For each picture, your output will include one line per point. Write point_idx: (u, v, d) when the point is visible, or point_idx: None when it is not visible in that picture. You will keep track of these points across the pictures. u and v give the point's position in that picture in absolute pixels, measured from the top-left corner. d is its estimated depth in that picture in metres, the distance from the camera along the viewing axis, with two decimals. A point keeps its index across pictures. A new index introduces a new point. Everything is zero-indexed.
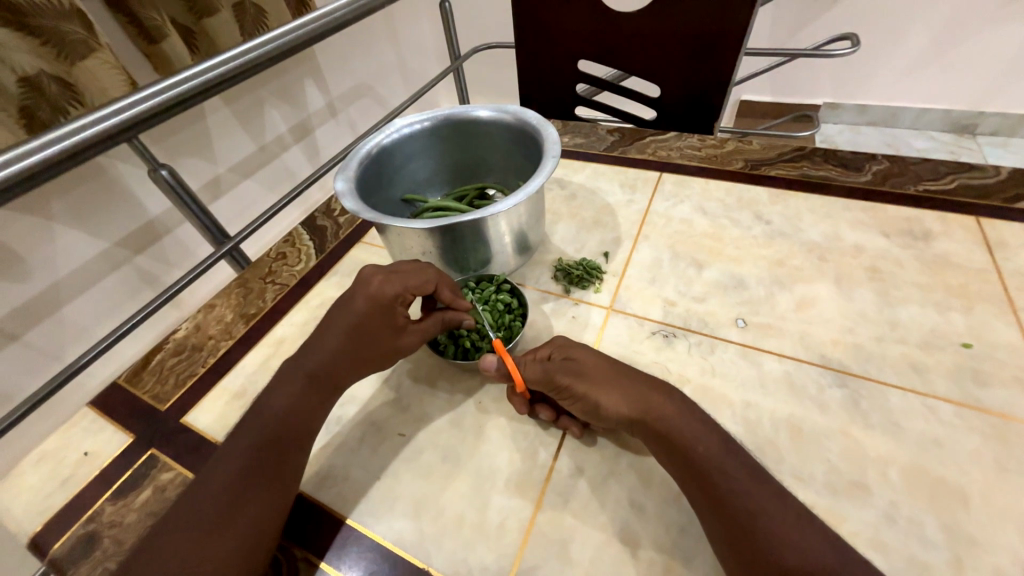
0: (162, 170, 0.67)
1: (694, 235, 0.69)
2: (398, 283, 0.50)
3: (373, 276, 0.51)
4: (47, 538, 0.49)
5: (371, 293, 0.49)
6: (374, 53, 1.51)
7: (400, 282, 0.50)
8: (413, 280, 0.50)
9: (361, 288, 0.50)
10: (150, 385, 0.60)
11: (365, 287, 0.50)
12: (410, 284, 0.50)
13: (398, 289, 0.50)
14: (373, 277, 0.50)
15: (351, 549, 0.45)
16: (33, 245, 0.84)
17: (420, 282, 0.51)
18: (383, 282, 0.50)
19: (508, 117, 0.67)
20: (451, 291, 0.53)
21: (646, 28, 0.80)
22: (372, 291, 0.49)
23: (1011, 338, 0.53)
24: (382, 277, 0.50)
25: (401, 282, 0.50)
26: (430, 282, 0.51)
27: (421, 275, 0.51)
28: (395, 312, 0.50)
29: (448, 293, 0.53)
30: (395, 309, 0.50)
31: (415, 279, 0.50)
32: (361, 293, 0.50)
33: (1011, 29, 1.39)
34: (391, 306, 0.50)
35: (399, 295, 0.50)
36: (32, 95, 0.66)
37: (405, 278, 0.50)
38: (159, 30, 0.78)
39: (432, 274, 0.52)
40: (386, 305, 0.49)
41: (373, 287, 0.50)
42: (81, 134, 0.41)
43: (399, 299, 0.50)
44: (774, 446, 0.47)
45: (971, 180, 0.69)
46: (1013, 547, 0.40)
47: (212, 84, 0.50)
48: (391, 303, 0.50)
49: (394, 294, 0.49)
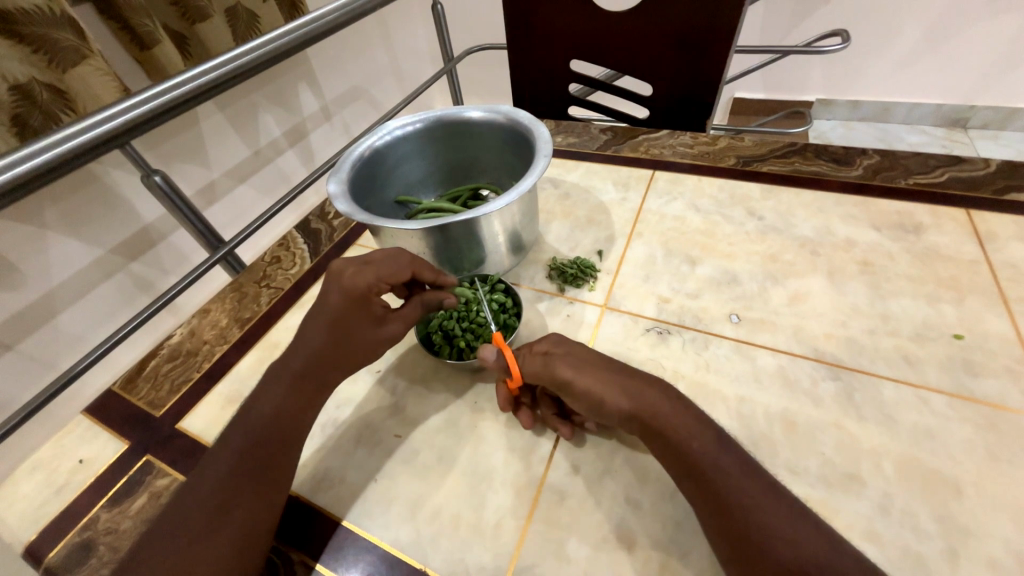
0: (155, 176, 0.67)
1: (686, 232, 0.69)
2: (370, 274, 0.49)
3: (345, 269, 0.50)
4: (41, 546, 0.48)
5: (345, 287, 0.49)
6: (367, 56, 1.51)
7: (373, 273, 0.49)
8: (386, 270, 0.50)
9: (334, 283, 0.50)
10: (145, 392, 0.60)
11: (338, 281, 0.49)
12: (383, 274, 0.50)
13: (372, 280, 0.49)
14: (345, 269, 0.50)
15: (348, 551, 0.45)
16: (26, 254, 0.84)
17: (394, 271, 0.50)
18: (356, 274, 0.49)
19: (500, 118, 0.67)
20: (431, 272, 0.54)
21: (638, 27, 0.80)
22: (346, 284, 0.49)
23: (1001, 329, 0.53)
24: (354, 268, 0.49)
25: (374, 272, 0.49)
26: (405, 269, 0.51)
27: (394, 263, 0.50)
28: (371, 304, 0.50)
29: (428, 275, 0.54)
30: (371, 300, 0.50)
31: (388, 269, 0.50)
32: (335, 288, 0.49)
33: (1001, 24, 1.40)
34: (367, 297, 0.49)
35: (374, 285, 0.50)
36: (24, 103, 0.66)
37: (378, 269, 0.50)
38: (151, 36, 0.78)
39: (405, 261, 0.51)
40: (362, 298, 0.49)
41: (346, 280, 0.49)
42: (67, 143, 0.41)
43: (373, 290, 0.50)
44: (768, 440, 0.48)
45: (961, 172, 0.69)
46: (1005, 536, 0.40)
47: (200, 92, 0.50)
48: (366, 295, 0.49)
49: (368, 286, 0.49)
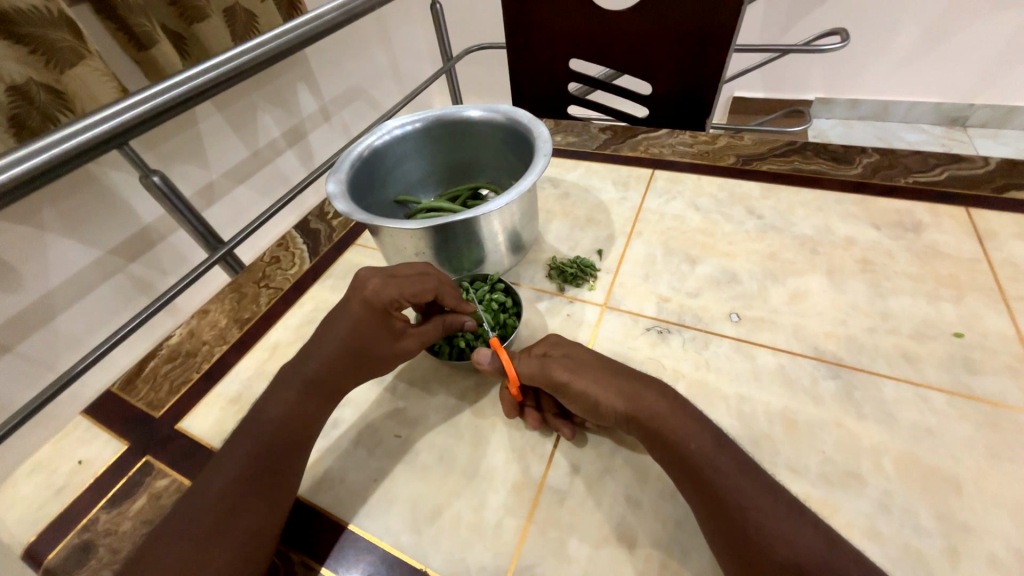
0: (153, 176, 0.67)
1: (687, 231, 0.69)
2: (394, 289, 0.49)
3: (369, 279, 0.50)
4: (40, 548, 0.48)
5: (367, 297, 0.49)
6: (366, 56, 1.51)
7: (397, 289, 0.49)
8: (410, 288, 0.49)
9: (357, 292, 0.50)
10: (145, 393, 0.60)
11: (361, 291, 0.49)
12: (407, 291, 0.49)
13: (395, 295, 0.49)
14: (370, 280, 0.50)
15: (348, 552, 0.45)
16: (25, 255, 0.84)
17: (418, 290, 0.50)
18: (380, 287, 0.49)
19: (499, 117, 0.67)
20: (454, 298, 0.52)
21: (637, 26, 0.80)
22: (368, 295, 0.49)
23: (1001, 327, 0.53)
24: (379, 281, 0.49)
25: (398, 287, 0.49)
26: (429, 290, 0.50)
27: (420, 283, 0.50)
28: (390, 318, 0.50)
29: (452, 300, 0.52)
30: (390, 314, 0.50)
31: (413, 287, 0.49)
32: (357, 296, 0.50)
33: (999, 23, 1.40)
34: (387, 311, 0.49)
35: (395, 300, 0.49)
36: (21, 103, 0.65)
37: (403, 285, 0.49)
38: (149, 36, 0.78)
39: (430, 282, 0.50)
40: (382, 311, 0.49)
41: (368, 291, 0.49)
42: (57, 146, 0.40)
43: (394, 305, 0.50)
44: (769, 438, 0.48)
45: (960, 171, 0.69)
46: (1006, 533, 0.40)
47: (193, 95, 0.49)
48: (387, 309, 0.49)
49: (390, 300, 0.49)
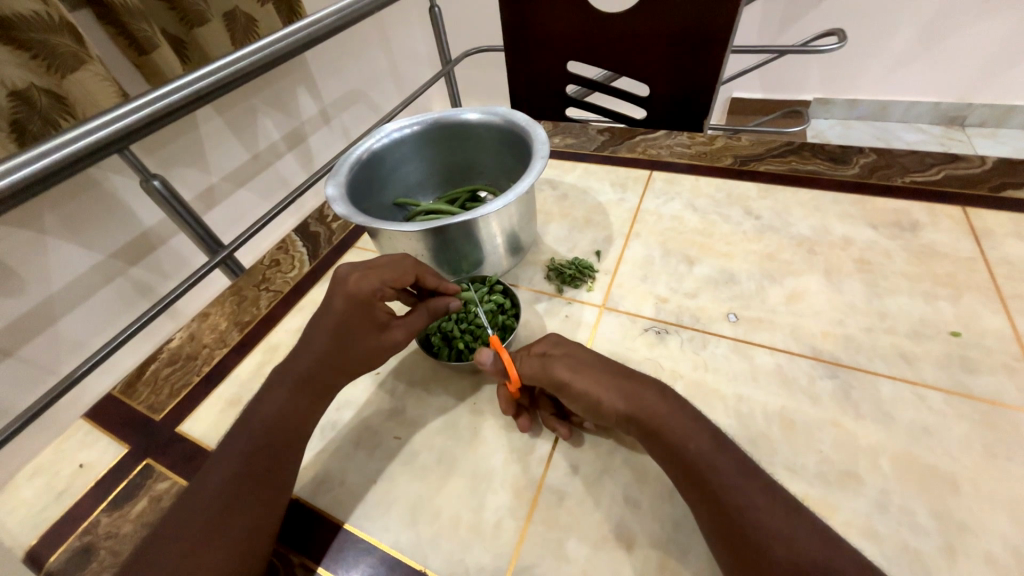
0: (154, 181, 0.68)
1: (685, 232, 0.70)
2: (374, 279, 0.50)
3: (349, 274, 0.50)
4: (41, 551, 0.48)
5: (349, 291, 0.49)
6: (365, 59, 1.51)
7: (377, 277, 0.50)
8: (389, 274, 0.50)
9: (339, 288, 0.50)
10: (146, 396, 0.61)
11: (342, 285, 0.50)
12: (387, 278, 0.50)
13: (376, 284, 0.50)
14: (349, 274, 0.50)
15: (347, 553, 0.45)
16: (26, 259, 0.84)
17: (398, 275, 0.51)
18: (360, 279, 0.49)
19: (497, 120, 0.67)
20: (434, 278, 0.54)
21: (635, 28, 0.81)
22: (349, 289, 0.49)
23: (998, 325, 0.53)
24: (358, 273, 0.50)
25: (378, 276, 0.50)
26: (408, 273, 0.52)
27: (398, 269, 0.51)
28: (374, 308, 0.50)
29: (432, 279, 0.54)
30: (374, 304, 0.50)
31: (392, 273, 0.51)
32: (339, 292, 0.50)
33: (996, 24, 1.40)
34: (370, 302, 0.50)
35: (377, 289, 0.50)
36: (22, 108, 0.66)
37: (382, 273, 0.50)
38: (150, 41, 0.78)
39: (408, 265, 0.52)
40: (366, 302, 0.50)
41: (349, 285, 0.49)
42: (56, 152, 0.40)
43: (377, 294, 0.50)
44: (766, 438, 0.48)
45: (958, 170, 0.69)
46: (1003, 532, 0.40)
47: (191, 99, 0.49)
48: (369, 299, 0.50)
49: (372, 290, 0.50)
